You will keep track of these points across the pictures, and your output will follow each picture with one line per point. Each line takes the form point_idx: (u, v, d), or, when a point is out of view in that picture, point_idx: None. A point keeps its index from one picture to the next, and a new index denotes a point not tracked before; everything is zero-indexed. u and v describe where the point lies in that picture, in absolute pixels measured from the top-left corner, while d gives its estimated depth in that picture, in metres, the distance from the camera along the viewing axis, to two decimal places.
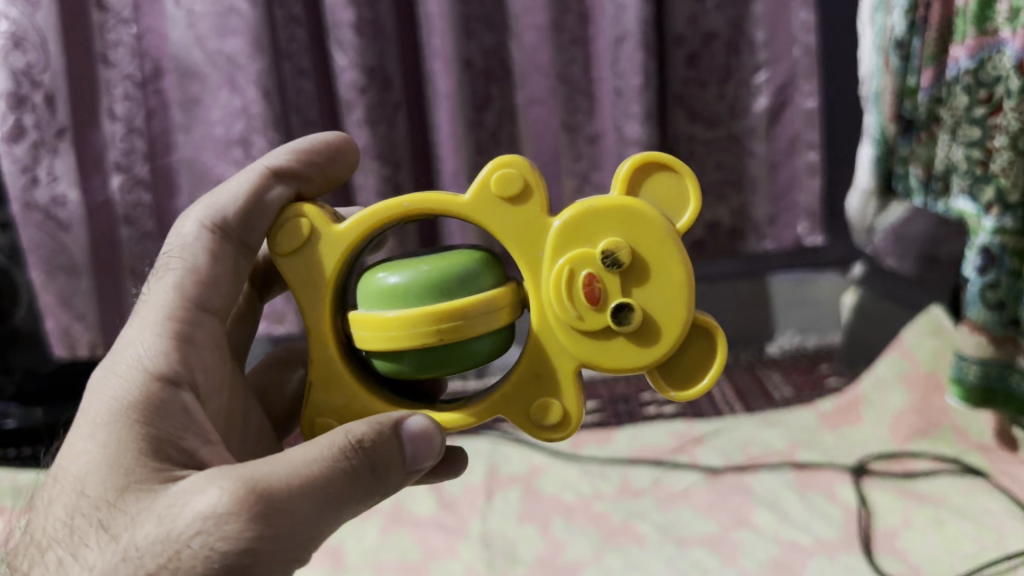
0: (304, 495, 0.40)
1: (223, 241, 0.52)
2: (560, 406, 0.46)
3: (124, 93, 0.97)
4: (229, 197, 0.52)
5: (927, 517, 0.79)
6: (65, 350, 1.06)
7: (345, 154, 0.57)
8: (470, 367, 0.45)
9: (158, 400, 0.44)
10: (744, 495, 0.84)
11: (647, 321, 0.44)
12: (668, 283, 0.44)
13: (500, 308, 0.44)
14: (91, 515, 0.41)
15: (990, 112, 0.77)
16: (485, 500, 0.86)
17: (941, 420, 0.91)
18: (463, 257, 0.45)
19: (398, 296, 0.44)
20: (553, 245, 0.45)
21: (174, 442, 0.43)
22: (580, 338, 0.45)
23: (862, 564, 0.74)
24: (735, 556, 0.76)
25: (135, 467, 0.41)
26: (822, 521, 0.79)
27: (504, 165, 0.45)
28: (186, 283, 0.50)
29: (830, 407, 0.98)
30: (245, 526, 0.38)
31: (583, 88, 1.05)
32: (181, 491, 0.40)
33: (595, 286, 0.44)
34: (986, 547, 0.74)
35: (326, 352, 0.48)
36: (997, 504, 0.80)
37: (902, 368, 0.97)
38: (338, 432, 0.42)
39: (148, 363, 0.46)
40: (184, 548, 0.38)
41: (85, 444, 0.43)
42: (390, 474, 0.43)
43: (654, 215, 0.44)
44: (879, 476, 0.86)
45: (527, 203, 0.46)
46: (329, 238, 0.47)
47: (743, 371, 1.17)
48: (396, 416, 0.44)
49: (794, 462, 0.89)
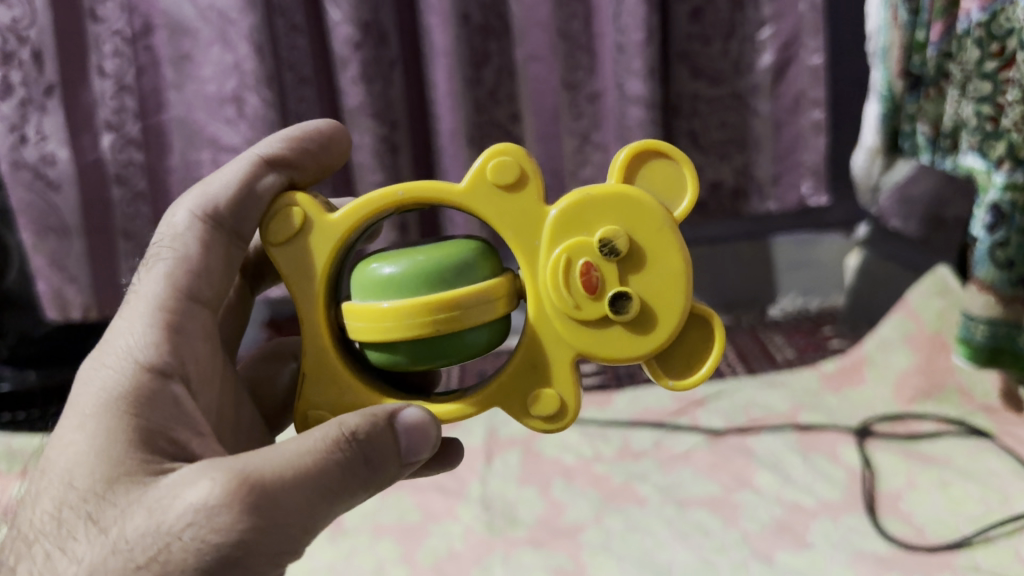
0: (296, 487, 0.38)
1: (215, 231, 0.51)
2: (557, 397, 0.45)
3: (114, 49, 0.94)
4: (220, 186, 0.51)
5: (932, 479, 0.78)
6: (59, 313, 1.04)
7: (337, 142, 0.56)
8: (467, 359, 0.44)
9: (147, 392, 0.43)
10: (745, 457, 0.83)
11: (644, 310, 0.43)
12: (666, 272, 0.43)
13: (496, 298, 0.43)
14: (79, 507, 0.39)
15: (1002, 66, 0.75)
16: (485, 462, 0.85)
17: (945, 381, 0.90)
18: (458, 246, 0.43)
19: (393, 287, 0.42)
20: (551, 234, 0.43)
21: (164, 433, 0.41)
22: (579, 328, 0.44)
23: (865, 525, 0.73)
24: (737, 519, 0.74)
25: (125, 459, 0.40)
26: (825, 483, 0.78)
27: (500, 152, 0.44)
28: (177, 273, 0.49)
29: (833, 367, 0.97)
30: (237, 517, 0.36)
31: (584, 44, 1.02)
32: (172, 483, 0.38)
33: (592, 275, 0.42)
34: (992, 508, 0.73)
35: (321, 344, 0.46)
36: (1004, 466, 0.78)
37: (908, 329, 0.95)
38: (332, 424, 0.41)
39: (139, 354, 0.44)
40: (174, 540, 0.37)
41: (72, 434, 0.41)
42: (385, 467, 0.41)
43: (652, 203, 0.42)
44: (883, 438, 0.84)
45: (524, 191, 0.44)
46: (322, 227, 0.45)
47: (744, 334, 1.16)
48: (391, 408, 0.42)
49: (796, 424, 0.88)
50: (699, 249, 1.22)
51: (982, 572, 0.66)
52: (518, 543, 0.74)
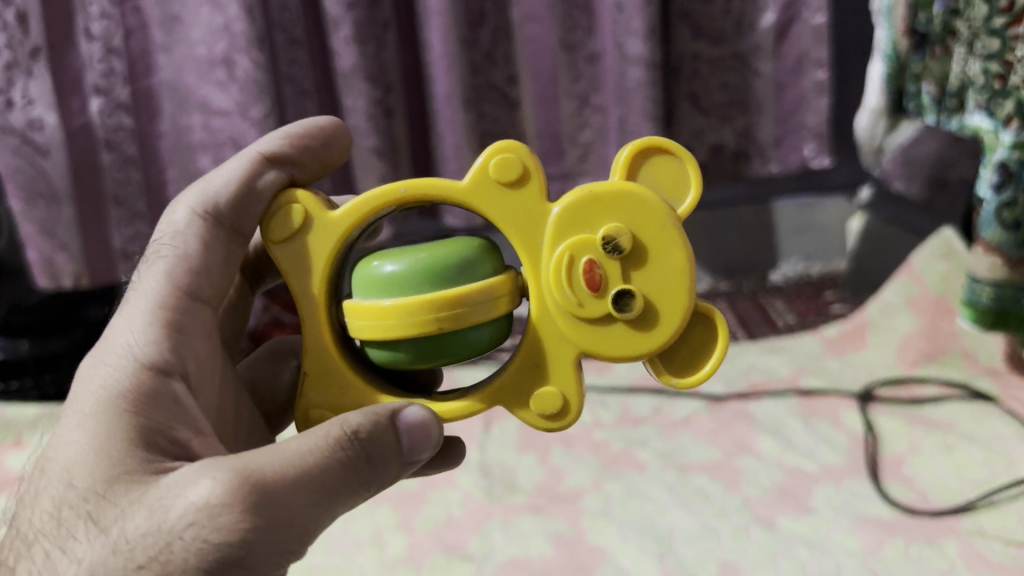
0: (299, 486, 0.37)
1: (215, 229, 0.49)
2: (561, 395, 0.43)
3: (101, 11, 0.91)
4: (221, 184, 0.49)
5: (936, 443, 0.77)
6: (49, 282, 1.00)
7: (337, 140, 0.54)
8: (469, 357, 0.43)
9: (146, 389, 0.41)
10: (746, 422, 0.82)
11: (647, 307, 0.42)
12: (669, 269, 0.42)
13: (499, 296, 0.42)
14: (78, 507, 0.38)
15: (1012, 21, 0.73)
16: (483, 429, 0.84)
17: (949, 344, 0.89)
18: (460, 244, 0.42)
19: (396, 284, 0.41)
20: (554, 231, 0.42)
21: (164, 432, 0.40)
22: (582, 327, 0.42)
23: (868, 490, 0.72)
24: (738, 483, 0.74)
25: (125, 458, 0.38)
26: (827, 447, 0.78)
27: (503, 150, 0.42)
28: (178, 270, 0.47)
29: (835, 332, 0.96)
30: (238, 517, 0.35)
31: (582, 4, 1.00)
32: (173, 482, 0.37)
33: (595, 272, 0.41)
34: (997, 472, 0.72)
35: (322, 341, 0.45)
36: (1009, 430, 0.77)
37: (911, 293, 0.94)
38: (333, 423, 0.40)
39: (138, 351, 0.43)
40: (174, 540, 0.35)
41: (72, 433, 0.40)
42: (387, 466, 0.41)
43: (656, 199, 0.41)
44: (886, 403, 0.84)
45: (527, 189, 0.43)
46: (322, 226, 0.44)
47: (744, 299, 1.15)
48: (393, 407, 0.42)
49: (798, 388, 0.87)
50: (699, 214, 1.20)
51: (986, 536, 0.66)
52: (517, 510, 0.73)
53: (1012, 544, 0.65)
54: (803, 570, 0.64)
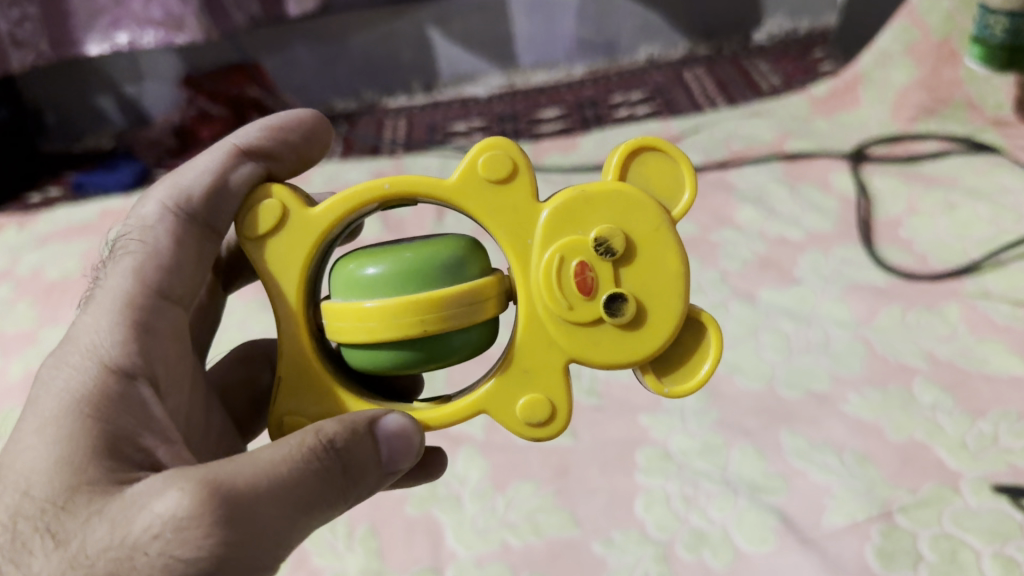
0: (274, 499, 0.29)
1: (187, 226, 0.37)
2: (550, 406, 0.34)
3: None
4: (196, 173, 0.37)
5: (936, 202, 0.69)
6: None
7: (320, 135, 0.42)
8: (452, 364, 0.34)
9: (104, 387, 0.31)
10: (726, 192, 0.73)
11: (639, 316, 0.33)
12: (662, 275, 0.33)
13: (486, 299, 0.32)
14: (35, 518, 0.29)
15: None
16: (435, 220, 0.74)
17: (952, 94, 0.79)
18: (450, 239, 0.33)
19: (373, 291, 0.32)
20: (547, 232, 0.33)
21: (128, 439, 0.30)
22: (574, 334, 0.34)
23: (861, 257, 0.64)
24: (716, 258, 0.66)
25: (89, 466, 0.29)
26: (813, 213, 0.70)
27: (493, 145, 0.33)
28: (146, 268, 0.35)
29: (825, 90, 0.87)
30: (208, 530, 0.27)
31: None
32: (140, 490, 0.28)
33: (586, 276, 0.33)
34: (1004, 229, 0.64)
35: (300, 357, 0.35)
36: (1018, 181, 0.69)
37: (911, 38, 0.81)
38: (306, 431, 0.31)
39: (100, 345, 0.33)
40: (137, 554, 0.27)
41: (30, 438, 0.30)
42: (366, 478, 0.32)
43: (648, 200, 0.33)
44: (881, 162, 0.75)
45: (524, 189, 0.34)
46: (289, 230, 0.34)
47: (726, 62, 1.04)
48: (372, 411, 0.33)
49: (783, 152, 0.78)
50: None
51: (992, 299, 0.59)
52: None
53: (1019, 305, 0.58)
54: (787, 345, 0.57)
